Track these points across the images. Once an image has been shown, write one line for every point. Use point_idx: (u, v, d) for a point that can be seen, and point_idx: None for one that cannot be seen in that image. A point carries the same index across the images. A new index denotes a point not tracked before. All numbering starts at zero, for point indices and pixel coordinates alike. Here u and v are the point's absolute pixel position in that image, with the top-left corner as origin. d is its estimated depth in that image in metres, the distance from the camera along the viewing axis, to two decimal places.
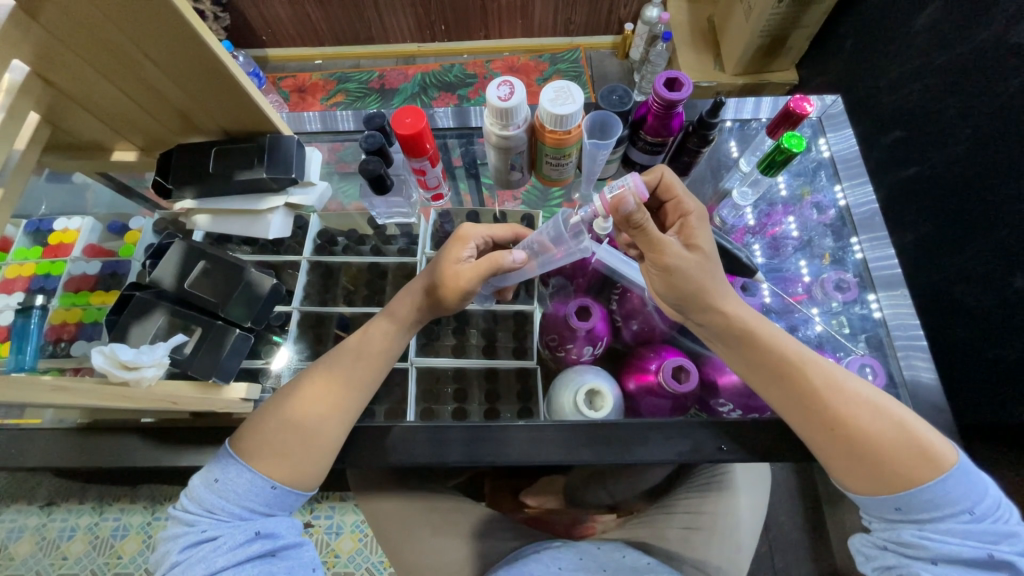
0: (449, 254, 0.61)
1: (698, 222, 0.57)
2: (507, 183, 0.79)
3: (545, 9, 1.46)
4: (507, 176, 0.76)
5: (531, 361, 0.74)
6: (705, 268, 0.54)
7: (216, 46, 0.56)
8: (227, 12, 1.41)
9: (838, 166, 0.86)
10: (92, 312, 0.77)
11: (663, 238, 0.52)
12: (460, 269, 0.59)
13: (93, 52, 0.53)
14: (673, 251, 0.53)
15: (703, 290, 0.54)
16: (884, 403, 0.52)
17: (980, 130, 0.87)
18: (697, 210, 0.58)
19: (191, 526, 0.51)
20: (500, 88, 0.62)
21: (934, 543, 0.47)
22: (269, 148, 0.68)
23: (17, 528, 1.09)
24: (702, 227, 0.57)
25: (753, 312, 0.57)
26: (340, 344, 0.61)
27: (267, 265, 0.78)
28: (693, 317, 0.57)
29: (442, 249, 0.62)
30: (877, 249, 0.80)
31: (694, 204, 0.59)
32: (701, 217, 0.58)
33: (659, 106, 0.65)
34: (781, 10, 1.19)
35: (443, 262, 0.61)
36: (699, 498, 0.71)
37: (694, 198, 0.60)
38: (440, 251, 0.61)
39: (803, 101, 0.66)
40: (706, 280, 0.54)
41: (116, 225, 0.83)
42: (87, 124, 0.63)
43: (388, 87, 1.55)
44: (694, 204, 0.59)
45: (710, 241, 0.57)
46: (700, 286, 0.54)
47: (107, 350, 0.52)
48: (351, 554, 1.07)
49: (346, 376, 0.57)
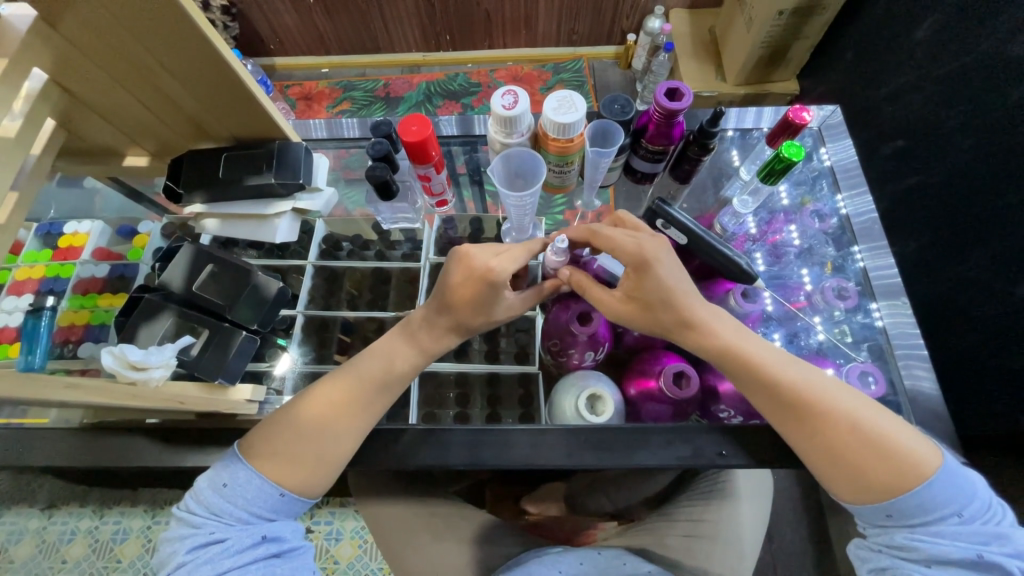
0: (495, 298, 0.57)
1: (636, 274, 0.55)
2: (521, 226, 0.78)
3: (548, 19, 1.48)
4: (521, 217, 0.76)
5: (534, 367, 0.75)
6: (654, 314, 0.56)
7: (228, 55, 0.57)
8: (236, 22, 1.43)
9: (837, 175, 0.87)
10: (100, 313, 0.78)
11: (603, 300, 0.58)
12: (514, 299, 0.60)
13: (112, 61, 0.55)
14: (608, 306, 0.58)
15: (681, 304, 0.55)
16: (866, 412, 0.52)
17: (980, 141, 0.88)
18: (635, 255, 0.55)
19: (198, 528, 0.51)
20: (505, 97, 0.64)
21: (924, 544, 0.47)
22: (278, 154, 0.69)
23: (17, 531, 1.09)
24: (638, 275, 0.55)
25: (733, 324, 0.57)
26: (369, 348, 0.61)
27: (273, 269, 0.79)
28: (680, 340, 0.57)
29: (473, 294, 0.56)
30: (876, 258, 0.81)
31: (632, 247, 0.55)
32: (640, 263, 0.55)
33: (660, 116, 0.66)
34: (781, 22, 1.21)
35: (466, 307, 0.57)
36: (700, 506, 0.71)
37: (629, 241, 0.56)
38: (473, 298, 0.57)
39: (802, 111, 0.68)
40: (682, 292, 0.55)
41: (126, 229, 0.85)
42: (102, 131, 0.65)
43: (393, 95, 1.57)
44: (631, 249, 0.55)
45: (656, 289, 0.54)
46: (680, 300, 0.55)
47: (117, 351, 0.55)
48: (351, 560, 1.08)
49: (360, 399, 0.57)
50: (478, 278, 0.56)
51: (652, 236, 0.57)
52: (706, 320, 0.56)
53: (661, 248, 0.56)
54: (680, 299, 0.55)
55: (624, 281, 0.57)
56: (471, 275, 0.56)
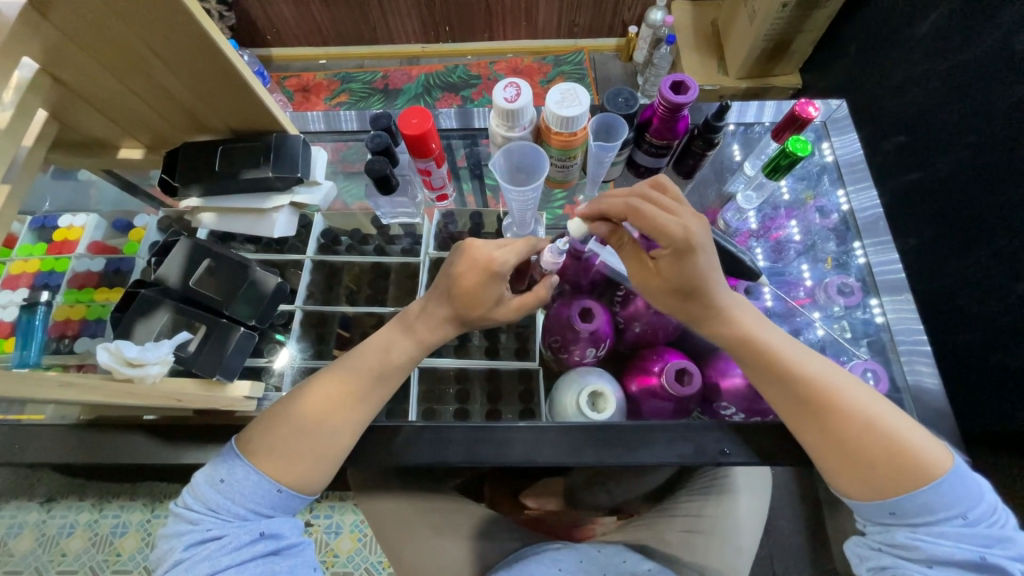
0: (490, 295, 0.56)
1: (671, 259, 0.52)
2: (522, 222, 0.77)
3: (549, 11, 1.46)
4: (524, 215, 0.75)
5: (534, 363, 0.74)
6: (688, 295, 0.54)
7: (224, 45, 0.56)
8: (232, 12, 1.41)
9: (842, 170, 0.86)
10: (96, 308, 0.77)
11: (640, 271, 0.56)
12: (512, 299, 0.59)
13: (104, 51, 0.53)
14: (642, 275, 0.56)
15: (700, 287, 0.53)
16: (877, 410, 0.51)
17: (985, 136, 0.87)
18: (681, 241, 0.51)
19: (195, 524, 0.51)
20: (507, 89, 0.63)
21: (926, 544, 0.47)
22: (275, 148, 0.68)
23: (16, 524, 1.08)
24: (679, 262, 0.52)
25: (752, 316, 0.56)
26: (363, 343, 0.60)
27: (271, 263, 0.78)
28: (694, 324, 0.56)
29: (470, 284, 0.55)
30: (880, 253, 0.80)
31: (678, 232, 0.51)
32: (678, 252, 0.51)
33: (665, 109, 0.65)
34: (784, 16, 1.20)
35: (468, 298, 0.56)
36: (700, 501, 0.71)
37: (671, 226, 0.51)
38: (464, 293, 0.56)
39: (807, 105, 0.67)
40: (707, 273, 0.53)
41: (121, 222, 0.82)
42: (96, 122, 0.63)
43: (392, 87, 1.55)
44: (671, 235, 0.51)
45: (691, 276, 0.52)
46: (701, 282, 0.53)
47: (112, 347, 0.53)
48: (350, 554, 1.07)
49: (358, 391, 0.56)
50: (480, 268, 0.55)
51: (691, 214, 0.53)
52: (723, 308, 0.55)
53: (704, 231, 0.52)
54: (708, 285, 0.53)
55: (664, 266, 0.53)
56: (472, 265, 0.55)
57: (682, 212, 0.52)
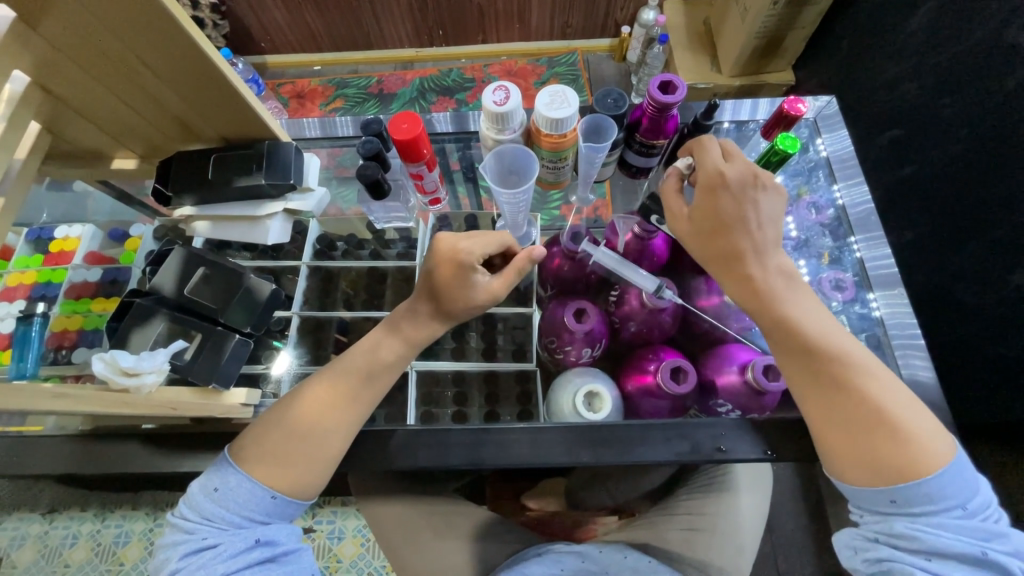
0: (460, 287, 0.56)
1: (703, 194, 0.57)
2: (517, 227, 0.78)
3: (541, 12, 1.46)
4: (518, 220, 0.76)
5: (531, 364, 0.75)
6: (718, 231, 0.56)
7: (214, 54, 0.57)
8: (227, 20, 1.42)
9: (833, 166, 0.86)
10: (94, 317, 0.77)
11: (677, 213, 0.60)
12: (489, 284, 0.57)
13: (94, 62, 0.54)
14: (675, 221, 0.60)
15: (740, 225, 0.55)
16: (895, 398, 0.51)
17: (977, 129, 0.87)
18: (711, 175, 0.56)
19: (190, 534, 0.51)
20: (496, 92, 0.63)
21: (925, 534, 0.47)
22: (268, 155, 0.68)
23: (19, 536, 1.09)
24: (708, 195, 0.56)
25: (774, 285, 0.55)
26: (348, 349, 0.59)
27: (267, 270, 0.78)
28: (726, 280, 0.57)
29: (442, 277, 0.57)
30: (874, 249, 0.80)
31: (712, 167, 0.57)
32: (709, 185, 0.56)
33: (653, 109, 0.65)
34: (776, 12, 1.20)
35: (448, 290, 0.57)
36: (700, 499, 0.71)
37: (711, 159, 0.57)
38: (438, 287, 0.57)
39: (796, 102, 0.67)
40: (750, 220, 0.55)
41: (117, 232, 0.83)
42: (89, 133, 0.64)
43: (387, 91, 1.56)
44: (709, 167, 0.57)
45: (717, 211, 0.56)
46: (735, 223, 0.55)
47: (107, 356, 0.54)
48: (353, 559, 1.07)
49: (348, 393, 0.56)
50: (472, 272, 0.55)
51: (743, 167, 0.57)
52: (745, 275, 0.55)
53: (742, 179, 0.56)
54: (750, 231, 0.55)
55: (695, 201, 0.58)
56: (442, 259, 0.57)
57: (736, 161, 0.58)
